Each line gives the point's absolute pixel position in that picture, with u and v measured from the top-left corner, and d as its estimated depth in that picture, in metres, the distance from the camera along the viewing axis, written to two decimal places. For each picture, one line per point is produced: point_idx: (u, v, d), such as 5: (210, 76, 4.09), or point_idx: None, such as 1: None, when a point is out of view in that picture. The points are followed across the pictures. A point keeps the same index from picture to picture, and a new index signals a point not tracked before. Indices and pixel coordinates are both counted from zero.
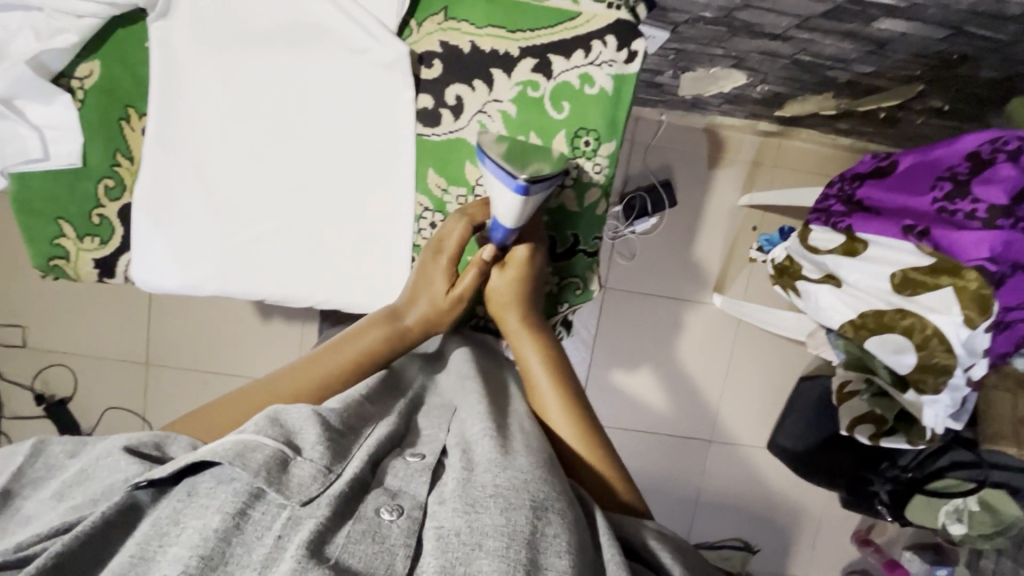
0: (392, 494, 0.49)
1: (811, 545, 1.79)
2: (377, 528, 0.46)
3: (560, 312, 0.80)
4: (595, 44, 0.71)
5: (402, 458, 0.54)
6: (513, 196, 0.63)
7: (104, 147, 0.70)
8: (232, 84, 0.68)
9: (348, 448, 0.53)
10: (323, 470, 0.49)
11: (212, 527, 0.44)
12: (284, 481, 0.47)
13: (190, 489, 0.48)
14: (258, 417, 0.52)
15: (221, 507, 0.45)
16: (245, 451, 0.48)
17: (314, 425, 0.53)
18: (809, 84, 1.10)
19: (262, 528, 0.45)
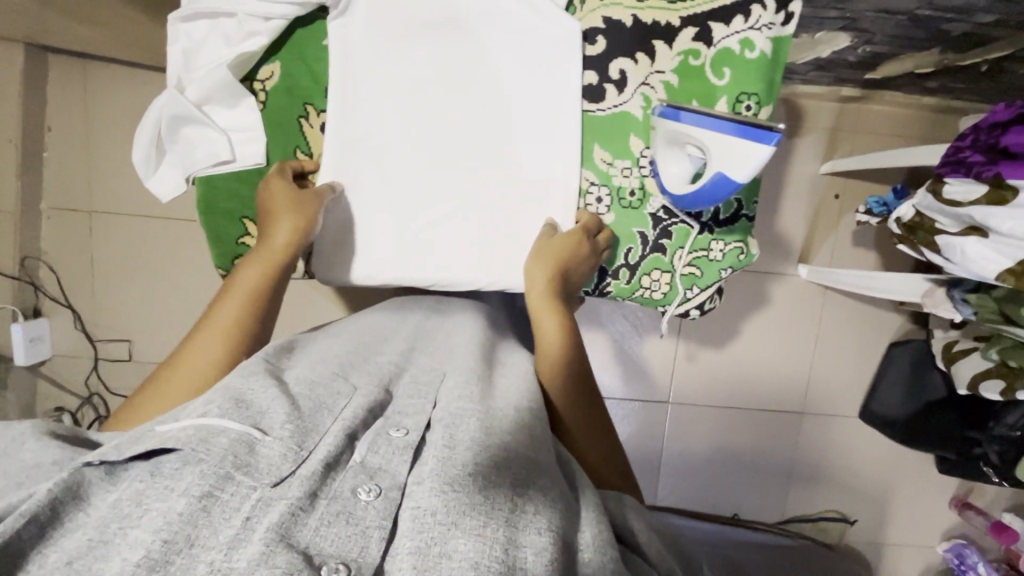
0: (369, 472, 0.47)
1: (909, 513, 1.77)
2: (350, 509, 0.44)
3: (720, 279, 0.80)
4: (754, 8, 0.71)
5: (384, 434, 0.52)
6: (746, 143, 0.61)
7: (283, 146, 0.77)
8: (406, 76, 0.76)
9: (318, 425, 0.51)
10: (295, 449, 0.47)
11: (177, 510, 0.40)
12: (254, 460, 0.44)
13: (153, 469, 0.44)
14: (221, 400, 0.49)
15: (186, 489, 0.41)
16: (209, 435, 0.44)
17: (283, 406, 0.51)
18: (916, 41, 1.09)
19: (230, 509, 0.41)
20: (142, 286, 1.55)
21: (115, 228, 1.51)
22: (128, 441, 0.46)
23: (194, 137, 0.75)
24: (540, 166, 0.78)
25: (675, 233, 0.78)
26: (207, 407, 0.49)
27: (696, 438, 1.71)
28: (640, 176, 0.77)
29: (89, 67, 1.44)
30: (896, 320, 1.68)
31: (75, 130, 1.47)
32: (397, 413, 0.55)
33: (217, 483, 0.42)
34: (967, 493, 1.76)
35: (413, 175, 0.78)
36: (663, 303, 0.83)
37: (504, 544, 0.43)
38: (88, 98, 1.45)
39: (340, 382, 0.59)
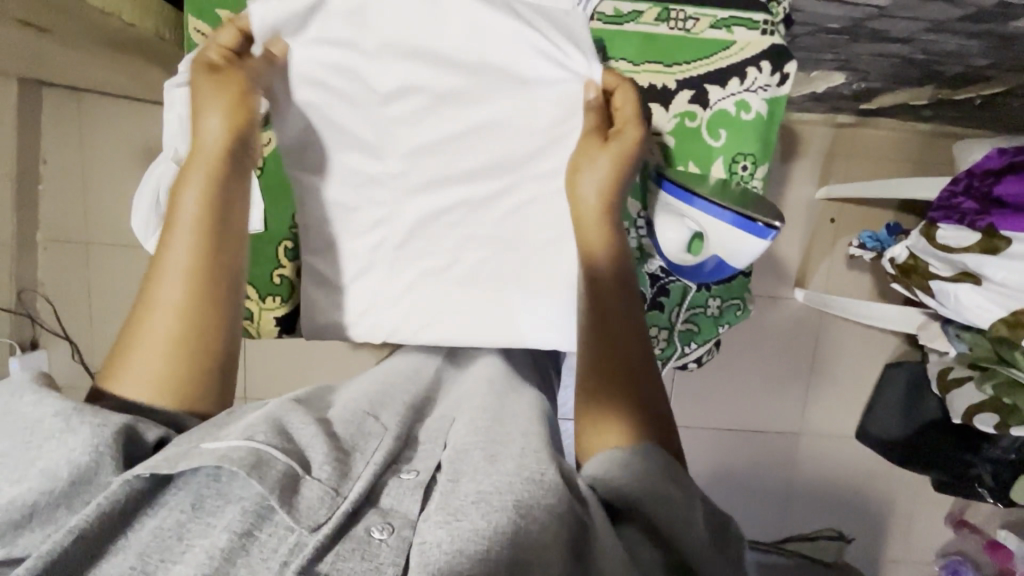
0: (383, 513, 0.46)
1: (906, 531, 1.79)
2: (367, 548, 0.43)
3: (717, 333, 0.81)
4: (750, 70, 0.71)
5: (396, 474, 0.51)
6: (743, 235, 0.63)
7: (278, 211, 0.82)
8: (401, 141, 0.75)
9: (353, 465, 0.49)
10: (333, 491, 0.46)
11: (218, 546, 0.41)
12: (294, 500, 0.44)
13: (197, 501, 0.45)
14: (266, 427, 0.48)
15: (228, 524, 0.43)
16: (258, 466, 0.44)
17: (323, 444, 0.49)
18: (911, 79, 1.10)
19: (268, 550, 0.42)
20: None
21: (111, 260, 1.51)
22: (181, 454, 0.45)
23: None
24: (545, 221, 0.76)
25: (671, 291, 0.77)
26: (254, 429, 0.48)
27: (695, 460, 1.72)
28: (638, 239, 0.75)
29: (83, 99, 1.43)
30: (892, 341, 1.69)
31: (70, 163, 1.46)
32: (410, 454, 0.54)
33: (255, 522, 0.43)
34: (963, 510, 1.78)
35: (426, 240, 0.78)
36: (660, 358, 0.82)
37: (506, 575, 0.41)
38: (83, 130, 1.45)
39: (371, 422, 0.57)
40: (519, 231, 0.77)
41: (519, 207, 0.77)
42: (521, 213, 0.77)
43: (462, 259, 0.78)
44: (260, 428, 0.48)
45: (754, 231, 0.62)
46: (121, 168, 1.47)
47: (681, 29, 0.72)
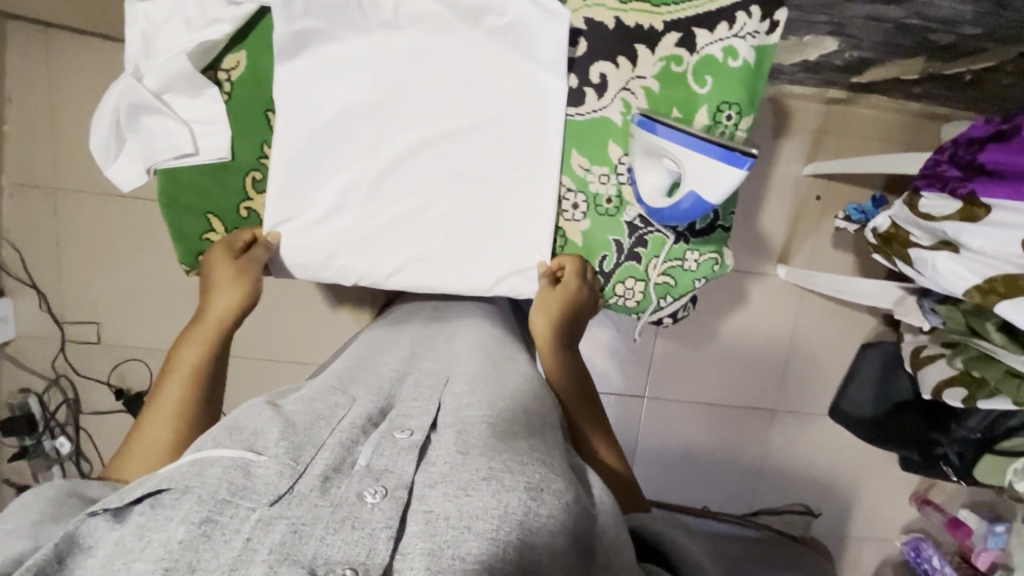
0: (375, 475, 0.48)
1: (871, 508, 1.83)
2: (357, 512, 0.44)
3: (693, 288, 0.79)
4: (739, 15, 0.69)
5: (390, 435, 0.53)
6: (719, 175, 0.61)
7: (249, 138, 0.70)
8: (373, 70, 0.69)
9: (314, 440, 0.51)
10: (291, 465, 0.47)
11: (177, 539, 0.39)
12: (250, 483, 0.44)
13: (154, 501, 0.43)
14: (216, 433, 0.50)
15: (185, 515, 0.41)
16: (203, 467, 0.44)
17: (277, 425, 0.51)
18: (902, 49, 1.09)
19: (230, 532, 0.41)
20: (110, 269, 1.50)
21: (81, 208, 1.46)
22: (130, 484, 0.46)
23: (156, 127, 0.69)
24: (534, 159, 0.74)
25: (650, 242, 0.76)
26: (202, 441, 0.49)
27: (671, 433, 1.74)
28: (617, 184, 0.74)
29: (51, 36, 1.37)
30: (870, 321, 1.71)
31: (37, 103, 1.40)
32: (402, 415, 0.57)
33: (216, 507, 0.42)
34: (927, 489, 1.83)
35: (401, 184, 0.73)
36: (636, 311, 0.81)
37: (516, 547, 0.43)
38: (51, 69, 1.38)
39: (339, 395, 0.61)
40: (498, 170, 0.74)
41: (508, 143, 0.73)
42: (511, 150, 0.73)
43: (444, 199, 0.74)
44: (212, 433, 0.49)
45: (731, 163, 0.60)
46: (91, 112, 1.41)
47: None
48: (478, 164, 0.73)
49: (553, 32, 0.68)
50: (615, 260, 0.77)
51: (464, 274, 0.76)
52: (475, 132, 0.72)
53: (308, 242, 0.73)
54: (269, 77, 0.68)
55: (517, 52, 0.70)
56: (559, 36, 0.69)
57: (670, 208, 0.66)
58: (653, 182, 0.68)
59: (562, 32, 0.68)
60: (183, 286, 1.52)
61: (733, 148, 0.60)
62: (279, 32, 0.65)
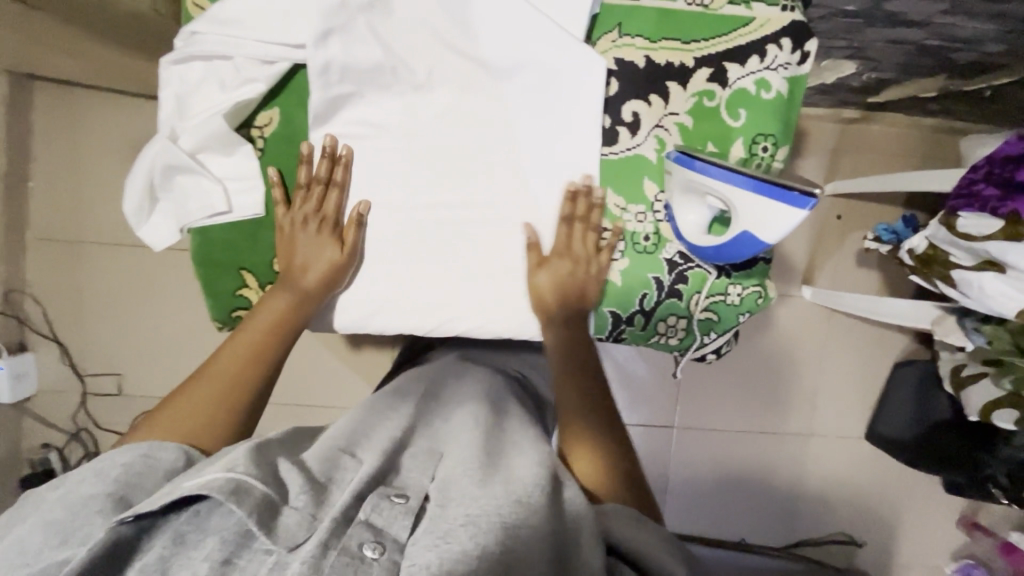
0: (374, 530, 0.44)
1: (917, 534, 1.75)
2: (359, 565, 0.42)
3: (737, 323, 0.77)
4: (770, 48, 0.69)
5: (387, 497, 0.49)
6: (770, 206, 0.59)
7: (283, 194, 0.70)
8: (407, 129, 0.69)
9: (337, 488, 0.49)
10: (313, 516, 0.45)
11: (200, 575, 0.40)
12: (273, 525, 0.43)
13: (180, 532, 0.43)
14: (244, 457, 0.47)
15: (207, 553, 0.41)
16: (235, 491, 0.43)
17: (302, 474, 0.49)
18: (922, 69, 1.08)
19: (249, 574, 0.40)
20: (131, 319, 1.49)
21: (102, 260, 1.46)
22: (157, 494, 0.45)
23: (188, 187, 0.67)
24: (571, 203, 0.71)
25: (691, 278, 0.74)
26: (231, 460, 0.48)
27: (702, 462, 1.68)
28: (654, 222, 0.72)
29: (76, 96, 1.40)
30: (900, 339, 1.67)
31: (62, 161, 1.42)
32: (399, 475, 0.53)
33: (236, 548, 0.42)
34: (974, 512, 1.75)
35: (435, 236, 0.72)
36: (679, 348, 0.78)
37: None
38: (75, 127, 1.41)
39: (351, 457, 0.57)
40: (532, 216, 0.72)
41: (546, 190, 0.71)
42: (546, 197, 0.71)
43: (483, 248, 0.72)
44: (234, 457, 0.47)
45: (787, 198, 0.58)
46: (114, 166, 1.43)
47: (699, 5, 0.69)
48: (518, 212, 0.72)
49: (588, 80, 0.67)
50: (655, 298, 0.74)
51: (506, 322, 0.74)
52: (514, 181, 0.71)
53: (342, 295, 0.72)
54: (303, 134, 0.68)
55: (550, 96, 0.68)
56: (597, 85, 0.67)
57: (716, 245, 0.65)
58: (699, 215, 0.67)
59: (597, 77, 0.66)
60: (203, 333, 1.51)
61: (791, 188, 0.58)
62: (314, 99, 0.65)
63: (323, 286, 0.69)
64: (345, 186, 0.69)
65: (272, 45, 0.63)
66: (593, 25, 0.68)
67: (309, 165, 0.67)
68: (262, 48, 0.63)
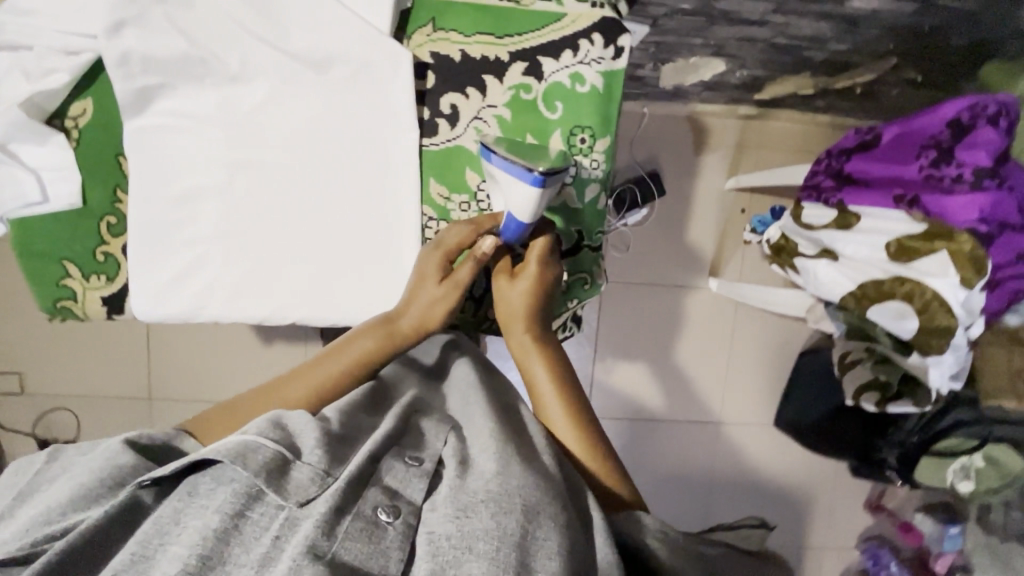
0: (390, 494, 0.50)
1: (826, 516, 1.82)
2: (374, 527, 0.47)
3: (568, 308, 0.81)
4: (582, 43, 0.72)
5: (402, 457, 0.53)
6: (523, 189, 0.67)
7: (101, 183, 0.70)
8: (225, 118, 0.69)
9: (349, 451, 0.53)
10: (322, 472, 0.50)
11: (210, 527, 0.45)
12: (283, 483, 0.48)
13: (191, 489, 0.48)
14: (260, 422, 0.52)
15: (220, 506, 0.46)
16: (241, 455, 0.48)
17: (314, 430, 0.53)
18: (786, 66, 1.13)
19: (259, 528, 0.46)
20: (29, 320, 1.46)
21: None
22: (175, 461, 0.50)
23: (2, 177, 0.68)
24: (392, 193, 0.73)
25: None
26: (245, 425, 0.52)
27: (618, 450, 1.74)
28: (478, 211, 0.75)
29: None
30: (805, 328, 1.73)
31: None
32: (415, 438, 0.57)
33: (247, 502, 0.47)
34: (880, 494, 1.83)
35: (260, 226, 0.73)
36: None
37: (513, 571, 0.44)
38: None
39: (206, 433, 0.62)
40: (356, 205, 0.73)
41: (367, 179, 0.72)
42: (367, 186, 0.72)
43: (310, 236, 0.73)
44: (256, 423, 0.52)
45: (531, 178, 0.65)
46: None
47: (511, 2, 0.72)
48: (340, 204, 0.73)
49: (399, 71, 0.68)
50: (484, 285, 0.80)
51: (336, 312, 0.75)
52: (334, 172, 0.72)
53: (164, 286, 0.72)
54: (118, 126, 0.69)
55: (363, 86, 0.69)
56: (404, 76, 0.69)
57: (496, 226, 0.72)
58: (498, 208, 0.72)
59: (407, 69, 0.68)
60: (108, 332, 1.50)
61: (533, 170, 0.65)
62: (119, 89, 0.65)
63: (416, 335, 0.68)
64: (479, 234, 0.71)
65: (73, 36, 0.64)
66: (406, 19, 0.70)
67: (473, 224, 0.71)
68: (62, 39, 0.64)
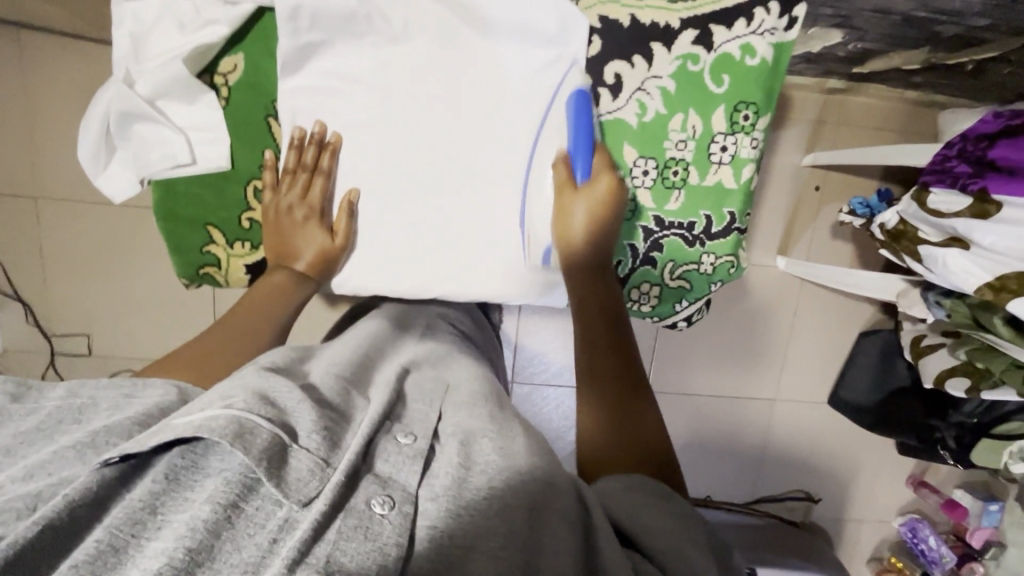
0: (382, 482, 0.46)
1: (869, 492, 1.86)
2: (370, 524, 0.43)
3: (709, 292, 0.78)
4: (757, 12, 0.67)
5: (392, 439, 0.51)
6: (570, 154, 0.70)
7: (250, 147, 0.74)
8: (378, 77, 0.71)
9: (343, 436, 0.49)
10: (323, 462, 0.45)
11: (200, 519, 0.39)
12: (283, 470, 0.43)
13: (169, 470, 0.42)
14: (246, 393, 0.47)
15: (209, 497, 0.40)
16: (244, 433, 0.42)
17: (311, 408, 0.50)
18: (906, 40, 1.08)
19: (255, 525, 0.40)
20: (95, 279, 1.44)
21: (63, 217, 1.40)
22: (148, 432, 0.43)
23: (149, 135, 0.72)
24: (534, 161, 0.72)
25: (666, 246, 0.75)
26: (231, 398, 0.47)
27: (672, 425, 1.75)
28: (632, 188, 0.72)
29: (25, 39, 1.30)
30: (868, 309, 1.72)
31: (13, 108, 1.33)
32: (406, 419, 0.55)
33: (241, 494, 0.41)
34: (923, 472, 1.87)
35: (408, 195, 0.75)
36: (652, 315, 0.80)
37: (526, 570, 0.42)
38: (25, 74, 1.32)
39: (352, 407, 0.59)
40: (499, 174, 0.74)
41: (508, 147, 0.73)
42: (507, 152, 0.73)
43: (454, 206, 0.75)
44: (242, 395, 0.47)
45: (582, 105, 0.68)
46: (71, 119, 1.35)
47: None
48: (488, 174, 0.74)
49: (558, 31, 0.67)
50: (630, 266, 0.76)
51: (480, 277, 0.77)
52: (484, 142, 0.73)
53: (316, 254, 0.74)
54: (268, 87, 0.72)
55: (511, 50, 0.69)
56: (576, 49, 0.68)
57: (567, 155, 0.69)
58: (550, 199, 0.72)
59: (571, 31, 0.67)
60: (175, 295, 1.48)
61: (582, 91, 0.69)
62: (282, 45, 0.67)
63: (318, 272, 0.74)
64: (331, 172, 0.73)
65: None
66: None
67: (299, 151, 0.72)
68: None
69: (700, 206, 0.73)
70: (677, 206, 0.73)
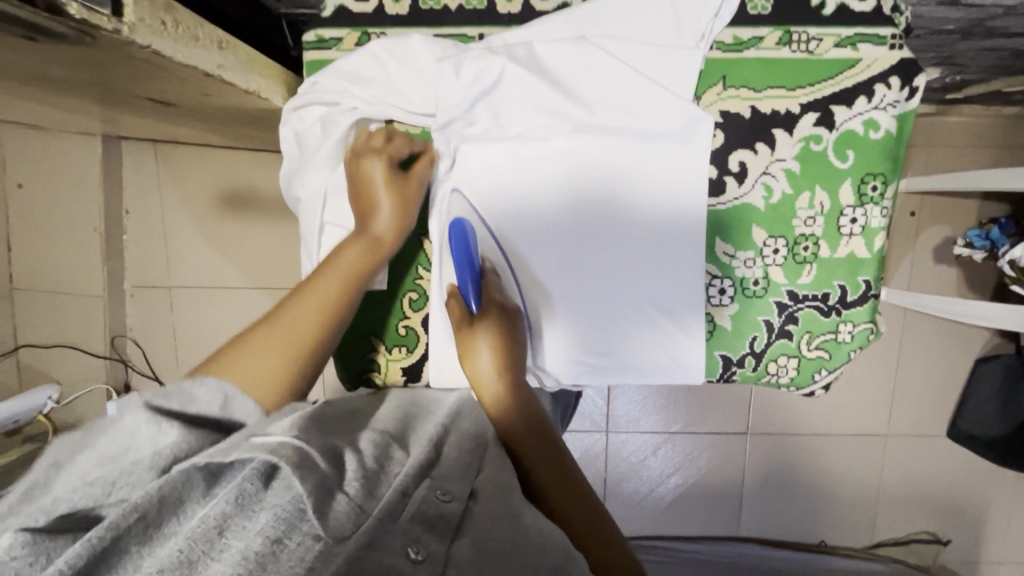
0: (420, 538, 0.46)
1: (1005, 530, 1.70)
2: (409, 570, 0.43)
3: (849, 359, 0.80)
4: (878, 87, 0.72)
5: (435, 491, 0.52)
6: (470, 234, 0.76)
7: (405, 262, 0.85)
8: (513, 193, 0.78)
9: (378, 485, 0.51)
10: (359, 507, 0.46)
11: (253, 548, 0.41)
12: (328, 508, 0.44)
13: (239, 492, 0.45)
14: (303, 433, 0.51)
15: (262, 528, 0.43)
16: (303, 463, 0.46)
17: (351, 458, 0.52)
18: (1010, 68, 1.05)
19: (296, 558, 0.42)
20: None
21: (192, 303, 1.55)
22: (228, 444, 0.47)
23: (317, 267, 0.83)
24: (674, 256, 0.76)
25: (801, 319, 0.78)
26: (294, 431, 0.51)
27: (777, 468, 1.67)
28: (764, 267, 0.77)
29: (161, 152, 1.48)
30: (983, 334, 1.61)
31: (153, 211, 1.51)
32: (451, 473, 0.55)
33: (287, 528, 0.43)
34: None
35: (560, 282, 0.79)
36: (791, 386, 0.81)
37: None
38: (162, 183, 1.49)
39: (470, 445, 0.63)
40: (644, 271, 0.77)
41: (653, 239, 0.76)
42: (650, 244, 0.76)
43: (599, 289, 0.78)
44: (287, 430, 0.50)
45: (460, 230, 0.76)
46: (198, 217, 1.51)
47: (802, 51, 0.73)
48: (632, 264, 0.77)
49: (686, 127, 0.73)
50: (765, 339, 0.80)
51: (554, 339, 0.80)
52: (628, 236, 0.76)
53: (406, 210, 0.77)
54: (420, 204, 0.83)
55: (643, 151, 0.74)
56: (705, 142, 0.73)
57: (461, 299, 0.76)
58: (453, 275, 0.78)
59: (704, 133, 0.73)
60: None
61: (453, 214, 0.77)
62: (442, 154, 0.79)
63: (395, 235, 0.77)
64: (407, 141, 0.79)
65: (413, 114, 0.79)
66: (698, 81, 0.74)
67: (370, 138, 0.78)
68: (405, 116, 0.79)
69: (834, 277, 0.77)
70: (809, 278, 0.77)
